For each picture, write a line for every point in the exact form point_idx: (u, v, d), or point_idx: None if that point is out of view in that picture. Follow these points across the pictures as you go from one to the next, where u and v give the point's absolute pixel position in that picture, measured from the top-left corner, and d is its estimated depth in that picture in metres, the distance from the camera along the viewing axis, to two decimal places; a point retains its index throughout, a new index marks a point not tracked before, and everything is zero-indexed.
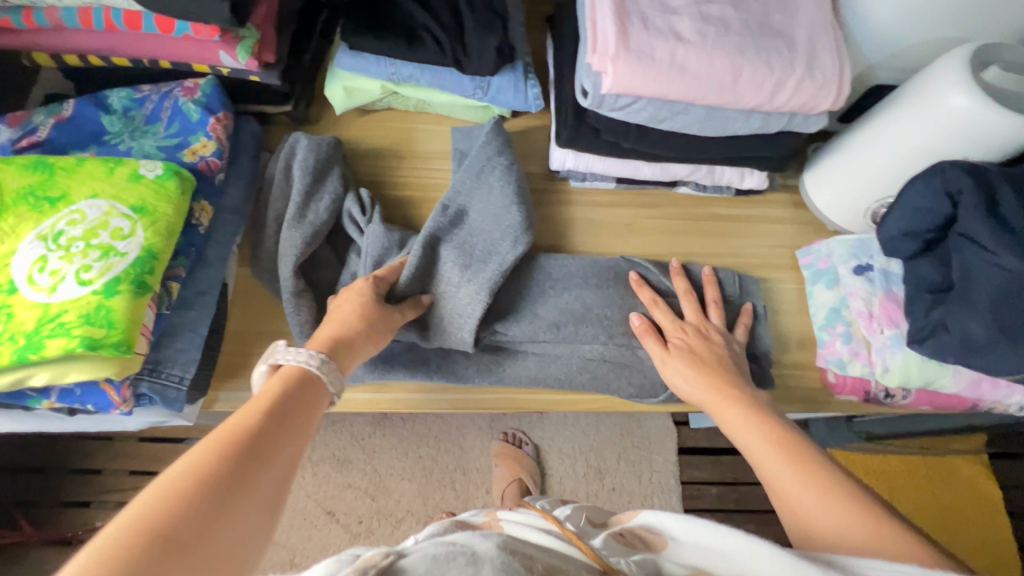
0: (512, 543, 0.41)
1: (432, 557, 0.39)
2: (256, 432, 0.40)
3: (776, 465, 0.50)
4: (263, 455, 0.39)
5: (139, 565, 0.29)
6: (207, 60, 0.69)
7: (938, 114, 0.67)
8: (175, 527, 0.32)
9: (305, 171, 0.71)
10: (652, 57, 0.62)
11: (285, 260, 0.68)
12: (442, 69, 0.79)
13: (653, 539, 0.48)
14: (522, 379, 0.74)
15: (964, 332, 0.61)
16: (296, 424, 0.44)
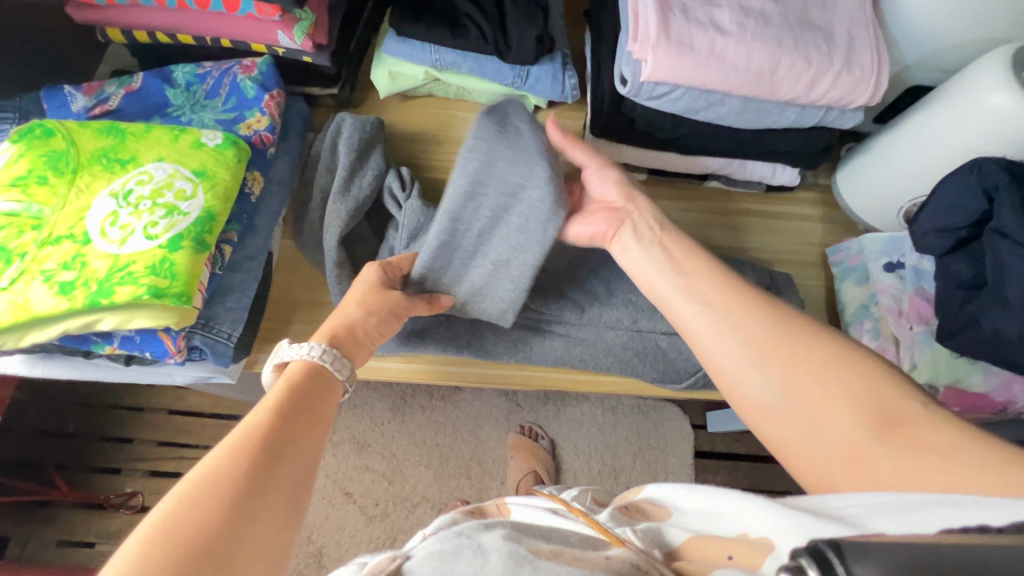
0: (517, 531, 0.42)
1: (438, 553, 0.40)
2: (267, 432, 0.42)
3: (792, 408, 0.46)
4: (277, 454, 0.41)
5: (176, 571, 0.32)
6: (265, 40, 0.73)
7: (976, 111, 0.67)
8: (205, 533, 0.34)
9: (350, 148, 0.75)
10: (691, 47, 0.64)
11: (330, 231, 0.71)
12: (484, 58, 0.82)
13: (653, 509, 0.46)
14: (547, 359, 0.76)
15: (996, 329, 0.62)
16: (304, 417, 0.46)
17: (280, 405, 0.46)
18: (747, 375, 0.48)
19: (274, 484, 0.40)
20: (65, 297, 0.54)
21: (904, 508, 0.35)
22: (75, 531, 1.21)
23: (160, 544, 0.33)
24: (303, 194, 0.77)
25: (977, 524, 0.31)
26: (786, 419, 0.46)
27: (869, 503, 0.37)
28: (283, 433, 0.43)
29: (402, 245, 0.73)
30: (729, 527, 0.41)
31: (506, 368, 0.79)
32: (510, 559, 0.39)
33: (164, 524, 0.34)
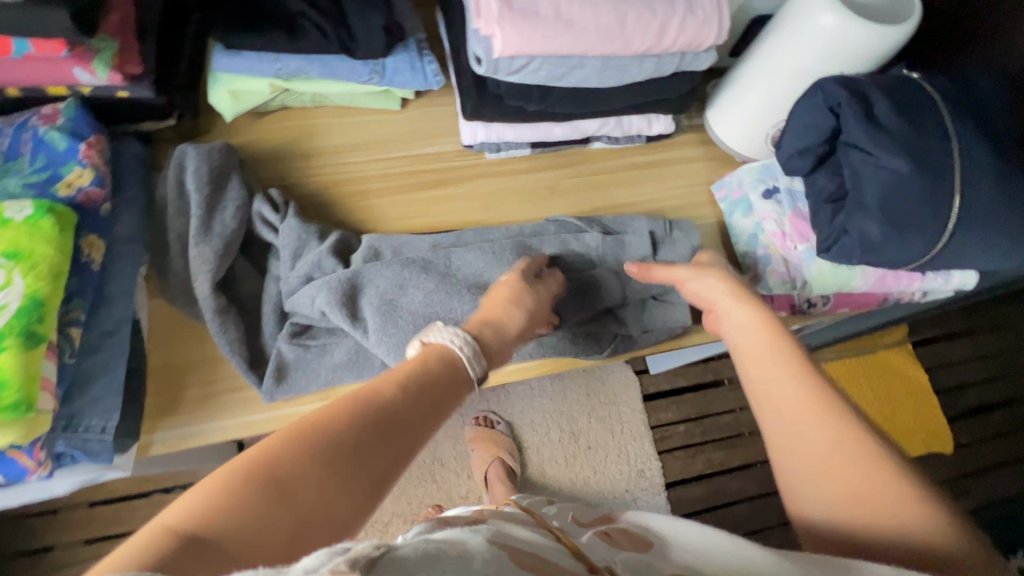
0: (500, 535, 0.36)
1: (423, 551, 0.30)
2: (392, 405, 0.42)
3: (794, 420, 0.51)
4: (387, 427, 0.41)
5: (240, 498, 0.34)
6: (62, 81, 0.62)
7: (811, 34, 0.71)
8: (285, 473, 0.36)
9: (202, 183, 0.67)
10: (537, 14, 0.62)
11: (200, 279, 0.64)
12: (330, 57, 0.75)
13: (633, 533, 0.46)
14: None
15: (862, 233, 0.66)
16: (427, 402, 0.44)
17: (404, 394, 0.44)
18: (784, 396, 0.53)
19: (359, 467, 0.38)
20: None
21: None
22: None
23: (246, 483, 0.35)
24: (161, 246, 0.69)
25: None
26: (792, 431, 0.51)
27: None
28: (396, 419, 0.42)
29: (287, 266, 0.68)
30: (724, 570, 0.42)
31: None
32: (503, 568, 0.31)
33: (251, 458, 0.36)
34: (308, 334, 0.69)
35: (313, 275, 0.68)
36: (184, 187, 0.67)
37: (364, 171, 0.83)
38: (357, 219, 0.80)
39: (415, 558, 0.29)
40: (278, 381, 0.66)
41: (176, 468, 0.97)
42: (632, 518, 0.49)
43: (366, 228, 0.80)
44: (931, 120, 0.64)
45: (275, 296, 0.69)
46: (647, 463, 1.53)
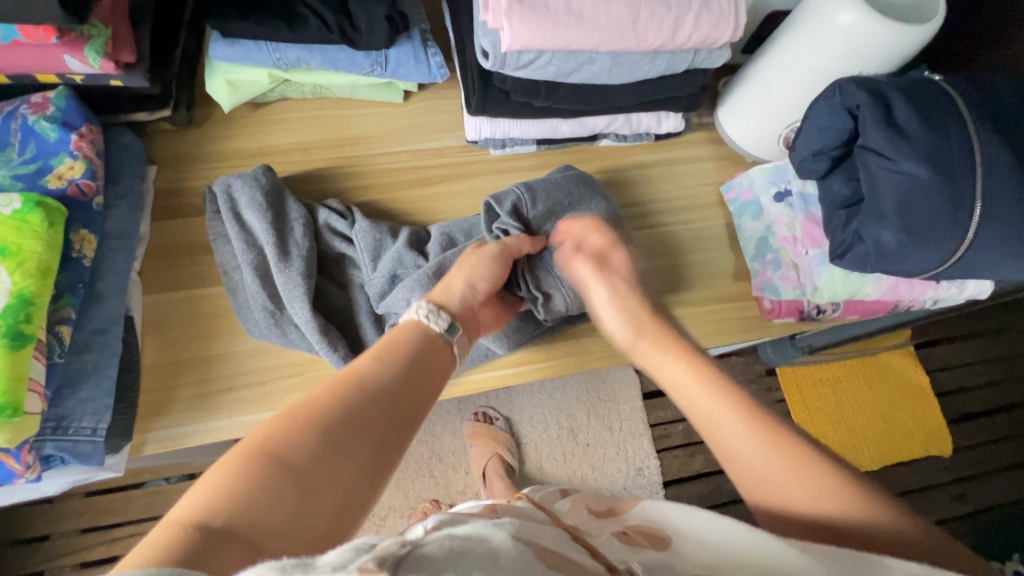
0: (524, 532, 0.34)
1: (450, 548, 0.29)
2: (380, 379, 0.45)
3: (748, 444, 0.48)
4: (384, 401, 0.44)
5: (259, 477, 0.37)
6: (52, 68, 0.60)
7: (830, 33, 0.68)
8: (287, 452, 0.38)
9: (262, 208, 0.66)
10: (547, 8, 0.59)
11: (298, 304, 0.64)
12: (332, 48, 0.73)
13: (652, 533, 0.44)
14: (468, 361, 0.69)
15: (876, 240, 0.64)
16: (415, 372, 0.48)
17: (387, 364, 0.47)
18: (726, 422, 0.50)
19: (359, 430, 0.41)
20: None
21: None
22: None
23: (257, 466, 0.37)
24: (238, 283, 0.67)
25: None
26: (748, 454, 0.48)
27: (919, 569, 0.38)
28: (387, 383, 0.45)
29: (373, 272, 0.68)
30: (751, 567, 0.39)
31: None
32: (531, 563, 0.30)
33: (250, 445, 0.38)
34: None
35: (398, 274, 0.68)
36: (246, 218, 0.67)
37: (365, 164, 0.80)
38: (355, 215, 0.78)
39: (443, 554, 0.28)
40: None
41: (173, 462, 0.96)
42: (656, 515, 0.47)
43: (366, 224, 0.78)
44: (953, 125, 0.62)
45: (363, 305, 0.69)
46: (646, 461, 1.52)
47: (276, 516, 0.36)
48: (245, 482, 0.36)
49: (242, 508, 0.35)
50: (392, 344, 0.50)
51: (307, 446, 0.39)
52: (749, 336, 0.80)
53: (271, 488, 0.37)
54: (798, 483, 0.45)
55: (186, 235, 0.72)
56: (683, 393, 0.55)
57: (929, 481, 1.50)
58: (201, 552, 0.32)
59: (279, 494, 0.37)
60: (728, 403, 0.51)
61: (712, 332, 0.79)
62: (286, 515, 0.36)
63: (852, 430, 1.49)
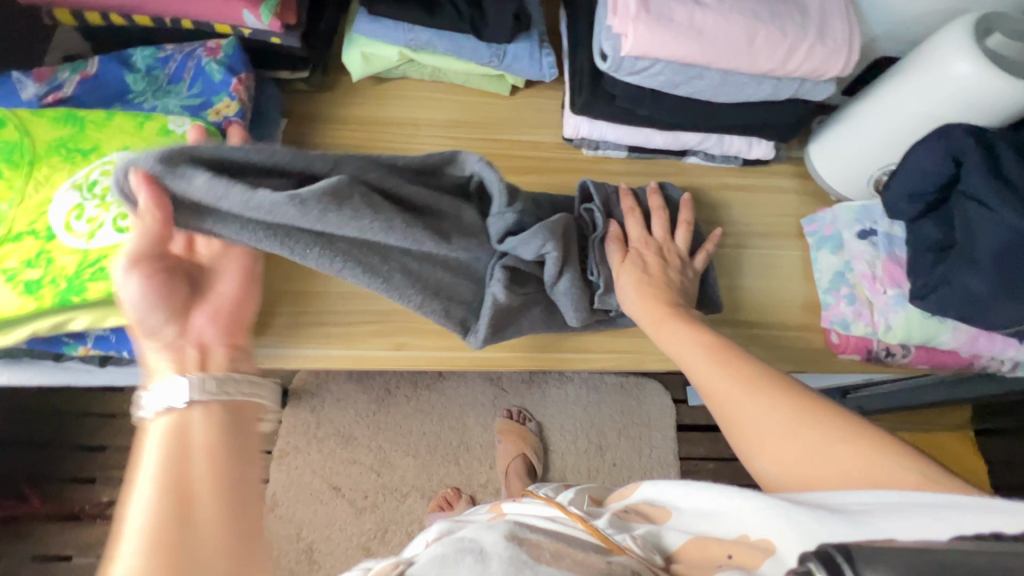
0: (518, 532, 0.45)
1: (441, 558, 0.42)
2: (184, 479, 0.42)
3: (779, 418, 0.52)
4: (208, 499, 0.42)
5: None
6: (230, 20, 0.69)
7: (943, 79, 0.69)
8: None
9: (221, 184, 0.51)
10: (671, 20, 0.64)
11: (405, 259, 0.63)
12: (459, 37, 0.80)
13: (655, 512, 0.51)
14: (544, 328, 0.74)
15: (966, 287, 0.64)
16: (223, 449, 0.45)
17: (170, 457, 0.43)
18: (763, 413, 0.53)
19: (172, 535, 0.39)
20: (31, 297, 0.51)
21: (913, 509, 0.41)
22: (50, 544, 1.17)
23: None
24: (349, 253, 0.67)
25: (990, 532, 0.36)
26: (783, 433, 0.51)
27: (874, 504, 0.43)
28: (191, 464, 0.43)
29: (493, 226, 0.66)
30: (729, 529, 0.47)
31: (493, 349, 0.76)
32: (511, 564, 0.41)
33: None
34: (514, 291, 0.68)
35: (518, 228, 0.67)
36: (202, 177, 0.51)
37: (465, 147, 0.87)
38: None
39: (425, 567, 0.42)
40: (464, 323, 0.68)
41: None
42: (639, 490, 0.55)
43: None
44: None
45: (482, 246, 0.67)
46: None
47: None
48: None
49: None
50: (193, 438, 0.45)
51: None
52: (810, 368, 0.80)
53: None
54: (801, 437, 0.50)
55: None
56: (714, 393, 0.57)
57: None
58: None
59: None
60: (731, 371, 0.57)
61: (771, 356, 0.80)
62: None
63: None
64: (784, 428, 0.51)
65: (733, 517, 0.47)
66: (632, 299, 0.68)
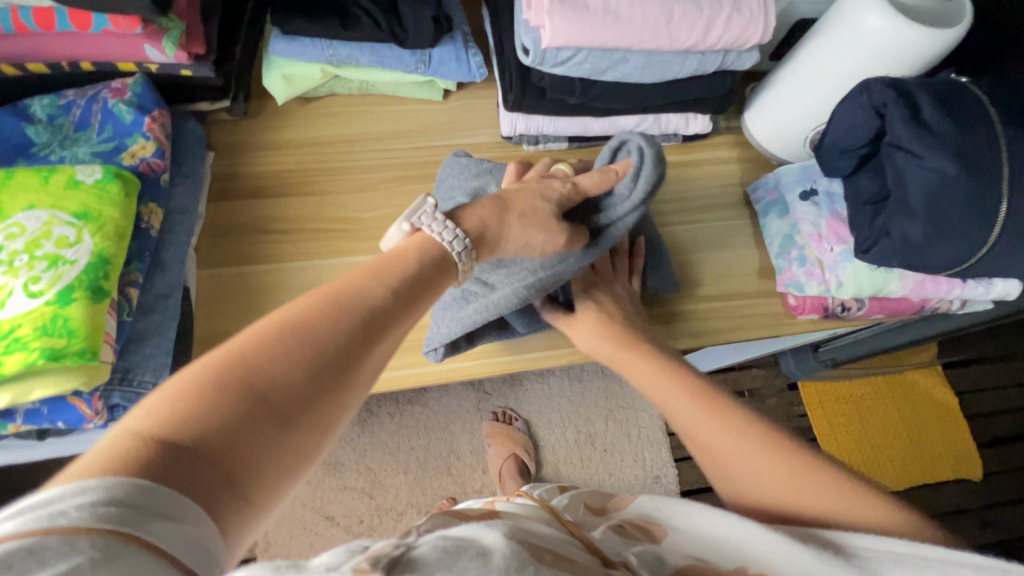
0: (518, 531, 0.39)
1: (443, 547, 0.33)
2: (382, 300, 0.40)
3: (776, 480, 0.52)
4: (375, 330, 0.39)
5: (239, 418, 0.31)
6: (133, 57, 0.66)
7: (858, 35, 0.70)
8: (286, 401, 0.33)
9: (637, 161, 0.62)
10: (586, 8, 0.64)
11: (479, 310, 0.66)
12: (381, 46, 0.78)
13: (652, 530, 0.50)
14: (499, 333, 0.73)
15: (904, 235, 0.66)
16: (408, 301, 0.42)
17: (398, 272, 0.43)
18: (761, 474, 0.53)
19: (390, 344, 0.40)
20: None
21: (917, 560, 0.43)
22: None
23: (217, 354, 0.33)
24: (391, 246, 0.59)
25: None
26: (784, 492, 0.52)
27: (879, 549, 0.44)
28: (381, 301, 0.40)
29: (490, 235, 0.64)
30: (727, 557, 0.46)
31: (457, 359, 0.75)
32: (513, 559, 0.33)
33: (247, 378, 0.32)
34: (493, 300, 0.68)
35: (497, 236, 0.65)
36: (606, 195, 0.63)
37: (404, 157, 0.85)
38: (394, 204, 0.82)
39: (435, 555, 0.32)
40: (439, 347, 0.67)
41: None
42: (639, 502, 0.53)
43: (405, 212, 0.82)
44: (979, 123, 0.64)
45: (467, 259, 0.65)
46: (663, 470, 1.50)
47: (304, 421, 0.34)
48: (207, 393, 0.31)
49: (222, 431, 0.30)
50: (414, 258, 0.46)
51: (291, 386, 0.34)
52: (770, 332, 0.82)
53: (251, 434, 0.31)
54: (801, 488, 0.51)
55: (239, 216, 0.77)
56: (706, 447, 0.56)
57: (962, 504, 1.41)
58: (154, 475, 0.27)
59: (254, 442, 0.31)
60: (714, 417, 0.57)
61: (733, 327, 0.81)
62: (238, 432, 0.31)
63: (882, 455, 1.42)
64: (782, 487, 0.52)
65: (733, 547, 0.47)
66: (592, 346, 0.67)
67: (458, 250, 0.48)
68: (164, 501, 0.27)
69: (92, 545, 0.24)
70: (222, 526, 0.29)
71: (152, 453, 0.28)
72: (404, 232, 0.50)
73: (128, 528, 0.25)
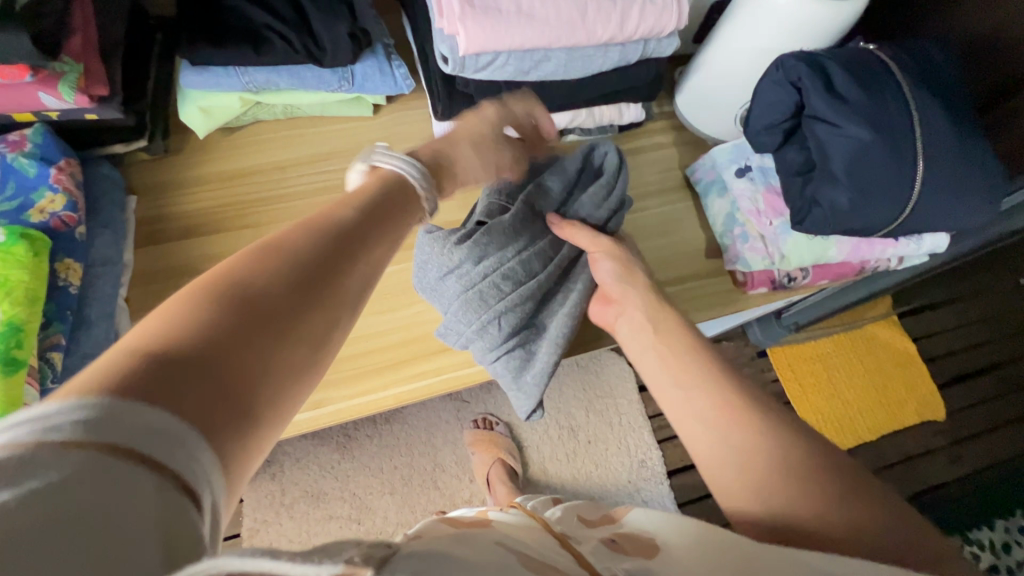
0: (512, 540, 0.38)
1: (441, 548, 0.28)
2: (358, 220, 0.39)
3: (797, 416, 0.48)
4: (356, 244, 0.37)
5: (228, 326, 0.28)
6: (29, 106, 0.62)
7: (769, 13, 0.72)
8: (276, 311, 0.30)
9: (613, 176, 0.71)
10: (499, 10, 0.63)
11: (528, 373, 0.71)
12: (299, 68, 0.76)
13: (646, 543, 0.42)
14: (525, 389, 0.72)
15: (833, 203, 0.68)
16: (384, 223, 0.41)
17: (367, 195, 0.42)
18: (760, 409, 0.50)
19: (374, 259, 0.38)
20: None
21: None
22: None
23: (196, 279, 0.30)
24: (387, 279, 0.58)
25: None
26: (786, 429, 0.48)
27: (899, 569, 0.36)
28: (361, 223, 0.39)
29: (490, 297, 0.65)
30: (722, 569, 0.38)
31: (419, 378, 0.74)
32: None
33: (231, 290, 0.30)
34: (521, 362, 0.70)
35: (496, 288, 0.65)
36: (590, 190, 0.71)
37: (340, 177, 0.82)
38: None
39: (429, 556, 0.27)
40: (533, 407, 0.73)
41: None
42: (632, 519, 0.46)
43: None
44: (890, 90, 0.66)
45: (478, 327, 0.66)
46: (648, 453, 1.52)
47: (295, 333, 0.31)
48: (194, 302, 0.29)
49: (214, 338, 0.27)
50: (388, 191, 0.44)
51: (279, 295, 0.31)
52: (725, 310, 0.83)
53: (246, 343, 0.28)
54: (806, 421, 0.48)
55: (171, 260, 0.74)
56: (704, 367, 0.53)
57: (933, 446, 1.48)
58: (144, 389, 0.24)
59: (249, 353, 0.28)
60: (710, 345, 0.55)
61: (689, 310, 0.82)
62: (228, 343, 0.28)
63: (853, 408, 1.46)
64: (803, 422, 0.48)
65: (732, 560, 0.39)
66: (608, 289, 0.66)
67: (418, 179, 0.47)
68: (157, 431, 0.23)
69: (64, 462, 0.20)
70: (229, 447, 0.25)
71: (141, 365, 0.25)
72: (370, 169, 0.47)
73: (110, 444, 0.21)
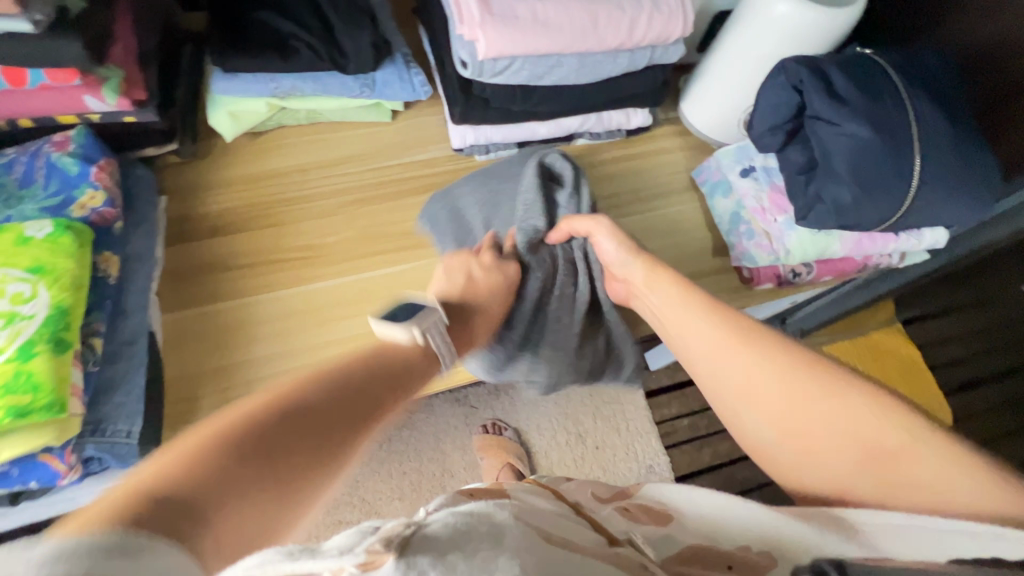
0: (528, 514, 0.38)
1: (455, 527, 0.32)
2: (353, 385, 0.45)
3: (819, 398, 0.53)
4: (350, 410, 0.43)
5: (232, 472, 0.34)
6: (72, 109, 0.66)
7: (770, 21, 0.76)
8: (274, 466, 0.36)
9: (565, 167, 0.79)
10: (515, 18, 0.67)
11: (613, 366, 0.81)
12: (323, 74, 0.79)
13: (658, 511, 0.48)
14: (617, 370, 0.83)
15: (835, 199, 0.72)
16: (374, 383, 0.47)
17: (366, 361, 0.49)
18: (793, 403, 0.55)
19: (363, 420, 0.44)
20: None
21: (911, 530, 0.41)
22: None
23: (215, 428, 0.36)
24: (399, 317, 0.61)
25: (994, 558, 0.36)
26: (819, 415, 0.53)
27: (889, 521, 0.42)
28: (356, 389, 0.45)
29: (547, 330, 0.74)
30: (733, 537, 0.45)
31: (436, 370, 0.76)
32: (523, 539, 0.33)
33: (239, 442, 0.35)
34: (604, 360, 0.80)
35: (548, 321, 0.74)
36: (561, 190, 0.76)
37: (361, 180, 0.86)
38: (356, 226, 0.83)
39: (447, 533, 0.32)
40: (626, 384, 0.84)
41: None
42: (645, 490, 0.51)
43: (369, 233, 0.83)
44: (887, 93, 0.70)
45: (544, 360, 0.75)
46: (656, 458, 1.53)
47: (288, 491, 0.36)
48: (211, 453, 0.34)
49: (204, 492, 0.32)
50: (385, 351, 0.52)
51: (278, 444, 0.37)
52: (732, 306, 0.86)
53: (242, 490, 0.34)
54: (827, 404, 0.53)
55: (200, 257, 0.77)
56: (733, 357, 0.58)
57: None
58: (145, 520, 0.28)
59: (245, 502, 0.33)
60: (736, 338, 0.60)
61: None
62: (230, 494, 0.33)
63: None
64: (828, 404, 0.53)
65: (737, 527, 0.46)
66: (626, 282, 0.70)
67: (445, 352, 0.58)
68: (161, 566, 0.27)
69: None
70: (198, 565, 0.29)
71: (150, 506, 0.29)
72: (416, 340, 0.56)
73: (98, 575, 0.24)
